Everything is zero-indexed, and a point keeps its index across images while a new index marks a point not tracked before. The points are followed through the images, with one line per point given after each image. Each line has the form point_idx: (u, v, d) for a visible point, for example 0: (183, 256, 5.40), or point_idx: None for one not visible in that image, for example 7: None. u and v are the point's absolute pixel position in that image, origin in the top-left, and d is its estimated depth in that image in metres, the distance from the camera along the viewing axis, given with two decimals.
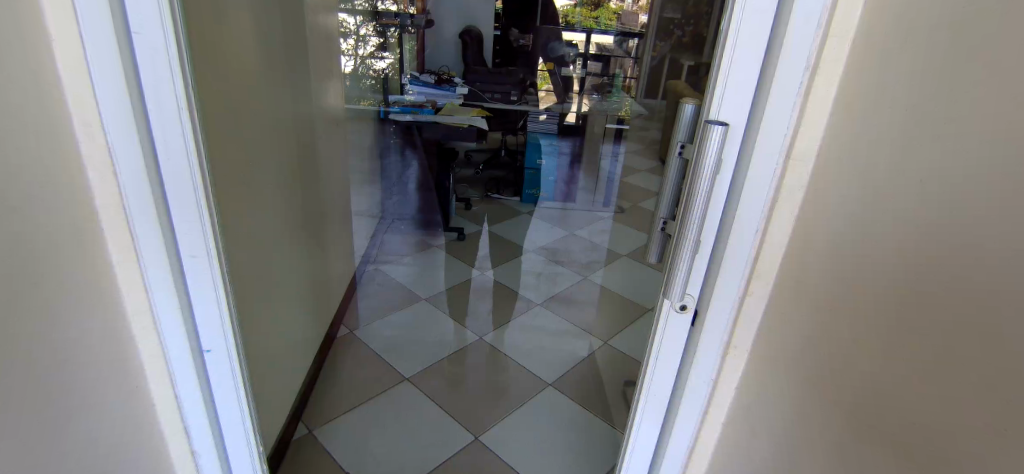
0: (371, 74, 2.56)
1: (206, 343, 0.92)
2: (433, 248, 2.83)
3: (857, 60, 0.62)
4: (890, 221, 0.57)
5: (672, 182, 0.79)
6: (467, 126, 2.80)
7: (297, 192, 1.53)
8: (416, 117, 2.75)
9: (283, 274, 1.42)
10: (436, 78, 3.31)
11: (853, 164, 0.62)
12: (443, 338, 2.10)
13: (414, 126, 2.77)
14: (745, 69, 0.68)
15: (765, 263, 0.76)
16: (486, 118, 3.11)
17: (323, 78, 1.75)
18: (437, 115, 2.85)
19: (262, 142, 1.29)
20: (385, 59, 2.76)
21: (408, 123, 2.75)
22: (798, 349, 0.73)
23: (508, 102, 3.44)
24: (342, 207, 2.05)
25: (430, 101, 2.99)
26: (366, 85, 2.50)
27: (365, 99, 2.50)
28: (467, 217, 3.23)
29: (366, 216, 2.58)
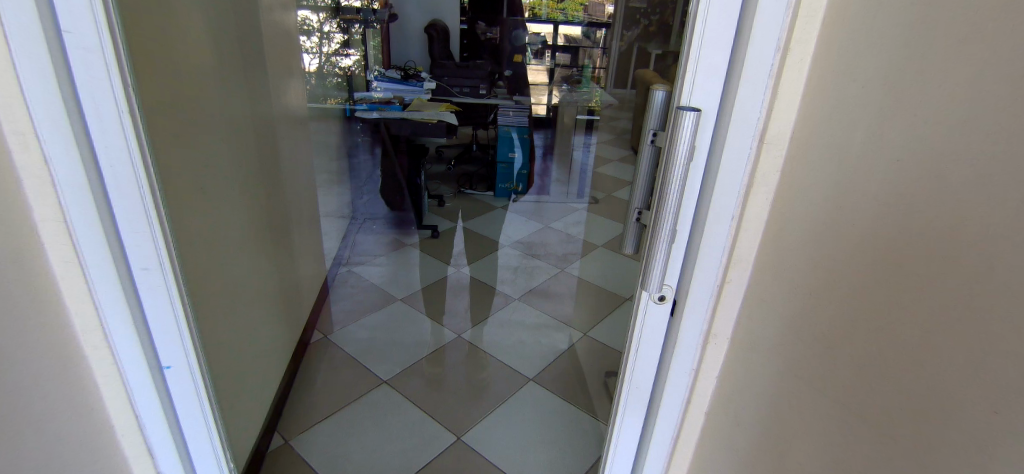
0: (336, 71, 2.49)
1: (166, 359, 0.85)
2: (408, 247, 2.78)
3: (825, 41, 0.62)
4: (867, 204, 0.57)
5: (645, 171, 0.78)
6: (436, 122, 2.74)
7: (261, 195, 1.47)
8: (383, 114, 2.69)
9: (247, 283, 1.37)
10: (403, 73, 3.24)
11: (827, 147, 0.62)
12: (421, 338, 2.06)
13: (382, 123, 2.68)
14: (716, 53, 0.67)
15: (742, 249, 0.76)
16: (455, 113, 3.05)
17: (283, 76, 1.68)
18: (405, 111, 2.78)
19: (218, 148, 1.23)
20: (350, 56, 2.69)
21: (375, 120, 2.68)
22: (780, 335, 0.72)
23: (478, 96, 3.36)
24: (310, 209, 1.99)
25: (398, 97, 2.92)
26: (331, 83, 2.44)
27: (329, 98, 2.43)
28: (440, 213, 3.19)
29: (336, 217, 2.52)
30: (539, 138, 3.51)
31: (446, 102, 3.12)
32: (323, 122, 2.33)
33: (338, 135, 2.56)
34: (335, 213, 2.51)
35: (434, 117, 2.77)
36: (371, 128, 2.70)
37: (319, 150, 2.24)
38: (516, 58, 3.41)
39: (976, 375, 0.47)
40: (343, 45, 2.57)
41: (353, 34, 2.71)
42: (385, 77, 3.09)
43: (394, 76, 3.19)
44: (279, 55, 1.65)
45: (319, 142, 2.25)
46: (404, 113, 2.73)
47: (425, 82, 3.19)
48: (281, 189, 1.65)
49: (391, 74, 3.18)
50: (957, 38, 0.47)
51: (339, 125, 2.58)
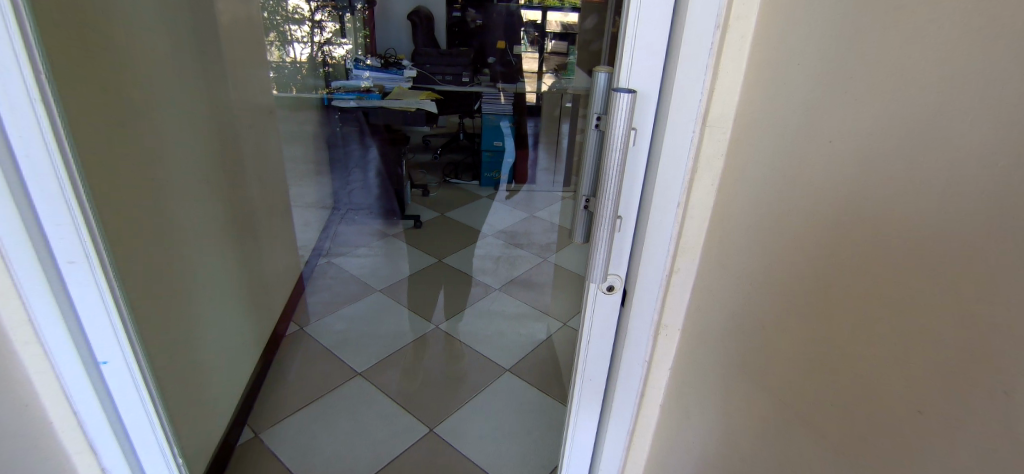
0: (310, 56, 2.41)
1: (101, 355, 0.83)
2: (391, 237, 2.74)
3: (763, 18, 0.59)
4: (803, 186, 0.55)
5: (590, 157, 0.75)
6: (416, 111, 2.59)
7: (223, 184, 1.45)
8: (360, 102, 2.56)
9: (207, 276, 1.34)
10: (383, 61, 3.18)
11: (770, 126, 0.59)
12: (397, 330, 2.04)
13: (360, 112, 2.58)
14: (655, 31, 0.64)
15: (688, 237, 0.73)
16: (436, 101, 2.94)
17: (241, 60, 1.62)
18: (384, 100, 2.67)
19: (171, 137, 1.18)
20: (327, 41, 2.58)
21: (352, 110, 2.56)
22: (726, 325, 0.70)
23: (461, 84, 3.33)
24: (279, 199, 1.95)
25: (378, 85, 2.85)
26: (306, 70, 2.36)
27: (305, 86, 2.36)
28: (423, 203, 3.15)
29: (316, 209, 2.49)
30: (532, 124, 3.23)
31: (427, 90, 3.06)
32: (298, 110, 2.27)
33: (315, 124, 2.50)
34: (314, 205, 2.47)
35: (414, 106, 2.63)
36: (352, 118, 2.61)
37: (293, 139, 2.19)
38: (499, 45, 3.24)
39: (919, 361, 0.45)
40: (318, 31, 2.50)
41: (331, 19, 2.63)
42: (365, 65, 3.00)
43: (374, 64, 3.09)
44: (238, 40, 1.60)
45: (293, 131, 2.20)
46: (384, 102, 2.61)
47: (405, 70, 3.11)
48: (243, 178, 1.61)
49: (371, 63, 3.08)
50: (886, 7, 0.45)
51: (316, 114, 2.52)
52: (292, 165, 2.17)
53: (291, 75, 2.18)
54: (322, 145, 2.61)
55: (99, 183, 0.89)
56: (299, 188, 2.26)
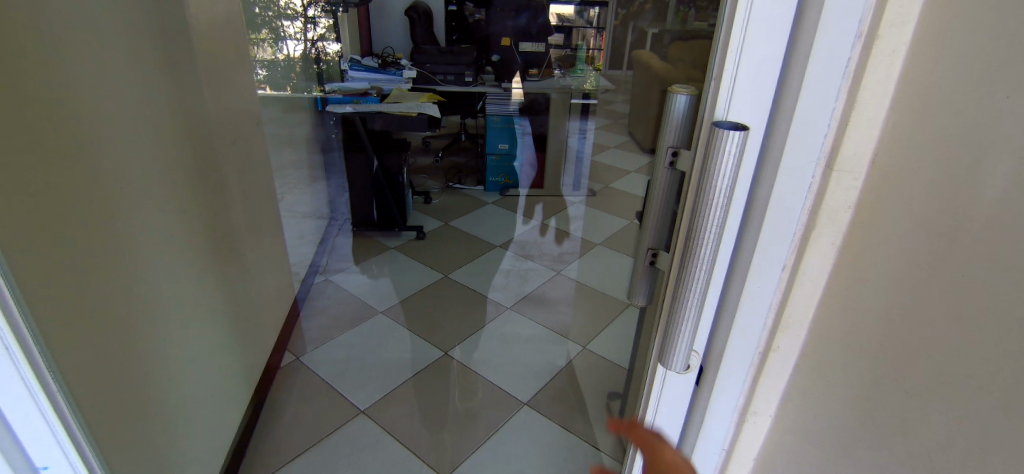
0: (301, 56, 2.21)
1: (40, 460, 0.65)
2: (390, 249, 2.56)
3: (932, 31, 0.42)
4: (1019, 284, 0.35)
5: (660, 202, 0.58)
6: (417, 115, 2.36)
7: (201, 210, 1.28)
8: (356, 107, 2.35)
9: (184, 318, 1.16)
10: (381, 61, 2.96)
11: (935, 180, 0.41)
12: (402, 358, 1.86)
13: (357, 117, 2.37)
14: (768, 45, 0.47)
15: (793, 309, 0.56)
16: (438, 103, 2.74)
17: (218, 63, 1.42)
18: (383, 103, 2.44)
19: (134, 162, 1.00)
20: (318, 40, 2.40)
21: (348, 115, 2.36)
22: (844, 436, 0.53)
23: (462, 84, 2.96)
24: (268, 218, 1.77)
25: (375, 87, 2.65)
26: (296, 72, 2.16)
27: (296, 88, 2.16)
28: (426, 212, 2.96)
29: (310, 222, 2.30)
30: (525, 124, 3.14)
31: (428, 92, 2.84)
32: (289, 115, 2.08)
33: (307, 130, 2.31)
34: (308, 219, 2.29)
35: (415, 110, 2.40)
36: (346, 121, 2.42)
37: (283, 148, 2.00)
38: (504, 42, 2.89)
39: None
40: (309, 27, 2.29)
41: (322, 15, 2.42)
42: (362, 65, 2.78)
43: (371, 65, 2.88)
44: (216, 45, 1.42)
45: (284, 138, 2.01)
46: (382, 106, 2.37)
47: (404, 70, 2.88)
48: (223, 199, 1.42)
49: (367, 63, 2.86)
50: None
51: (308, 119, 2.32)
52: (283, 178, 1.98)
53: (281, 77, 1.98)
54: (316, 152, 2.41)
55: (19, 229, 0.71)
56: (292, 201, 2.08)
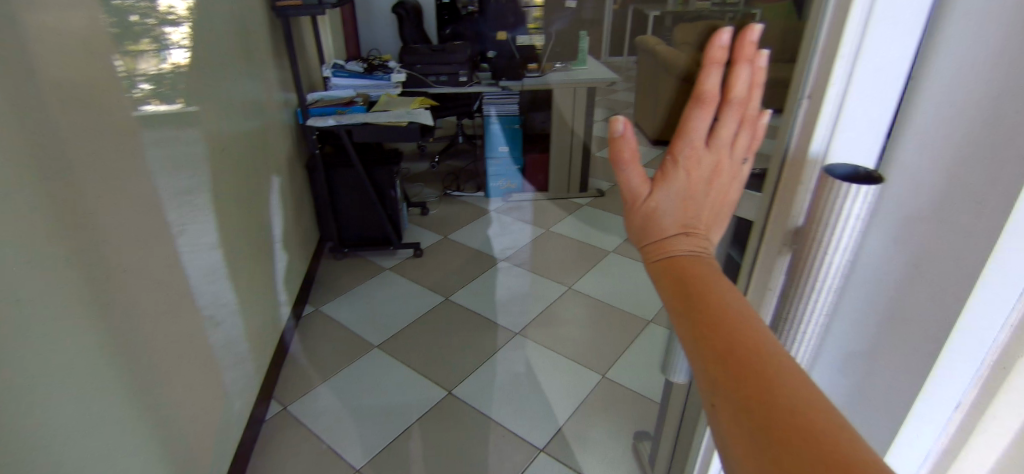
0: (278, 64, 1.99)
1: None
2: (386, 271, 2.37)
3: None
4: None
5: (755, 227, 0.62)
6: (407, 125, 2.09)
7: (160, 261, 1.08)
8: (339, 120, 2.06)
9: (133, 394, 0.97)
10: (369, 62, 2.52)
11: None
12: (403, 400, 1.67)
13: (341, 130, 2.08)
14: (878, 89, 0.47)
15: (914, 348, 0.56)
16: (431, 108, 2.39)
17: (174, 82, 1.22)
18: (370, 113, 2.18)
19: (56, 218, 0.81)
20: (297, 45, 2.18)
21: (331, 128, 2.06)
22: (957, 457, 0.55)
23: (457, 85, 2.72)
24: (248, 252, 1.58)
25: (361, 94, 2.34)
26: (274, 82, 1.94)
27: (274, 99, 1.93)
28: (423, 225, 2.76)
29: (298, 247, 2.10)
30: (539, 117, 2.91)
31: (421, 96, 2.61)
32: (271, 131, 1.87)
33: (290, 147, 2.10)
34: (296, 243, 2.09)
35: (404, 117, 2.11)
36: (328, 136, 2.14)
37: (265, 169, 1.80)
38: (499, 36, 2.62)
39: None
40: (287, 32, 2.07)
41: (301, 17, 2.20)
42: (346, 70, 2.43)
43: (356, 69, 2.46)
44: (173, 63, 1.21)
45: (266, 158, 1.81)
46: (368, 115, 2.12)
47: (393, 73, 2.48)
48: (189, 241, 1.22)
49: (352, 67, 2.45)
50: None
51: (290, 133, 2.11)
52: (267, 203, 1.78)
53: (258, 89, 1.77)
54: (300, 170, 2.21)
55: None
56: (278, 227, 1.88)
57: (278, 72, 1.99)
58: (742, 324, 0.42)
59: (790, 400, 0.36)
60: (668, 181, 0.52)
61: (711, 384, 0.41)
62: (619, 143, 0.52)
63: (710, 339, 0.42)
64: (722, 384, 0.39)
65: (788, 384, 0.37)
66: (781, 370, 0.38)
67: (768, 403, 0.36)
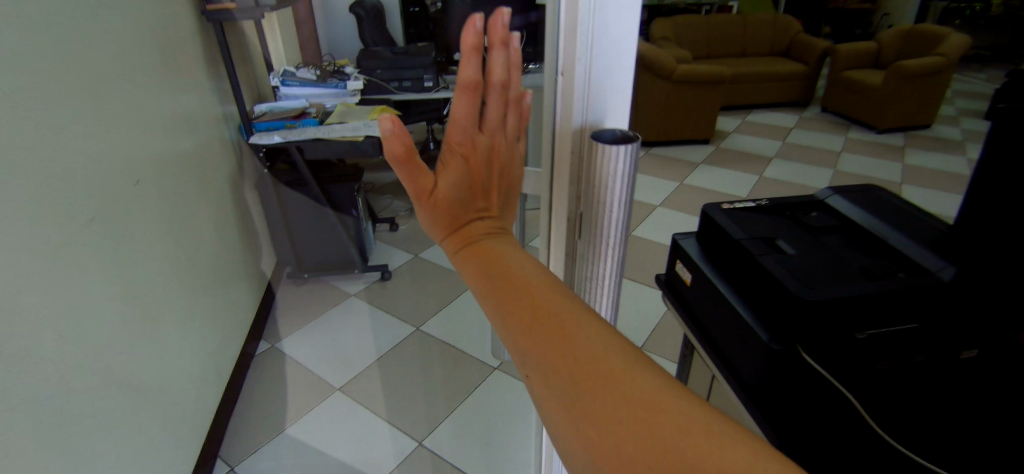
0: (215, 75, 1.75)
1: None
2: (351, 297, 2.16)
3: None
4: None
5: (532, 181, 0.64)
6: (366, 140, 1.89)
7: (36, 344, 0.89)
8: (289, 136, 1.84)
9: None
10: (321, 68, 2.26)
11: None
12: (366, 458, 1.49)
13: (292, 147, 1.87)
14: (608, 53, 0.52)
15: None
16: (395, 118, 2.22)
17: (51, 107, 0.99)
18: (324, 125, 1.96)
19: None
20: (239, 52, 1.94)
21: (280, 145, 1.84)
22: None
23: (423, 90, 2.44)
24: (177, 300, 1.37)
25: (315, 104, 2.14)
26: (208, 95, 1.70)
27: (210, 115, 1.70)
28: (392, 242, 2.55)
29: (248, 279, 1.87)
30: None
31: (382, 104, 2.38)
32: (207, 151, 1.64)
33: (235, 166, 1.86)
34: (246, 274, 1.86)
35: (359, 128, 1.84)
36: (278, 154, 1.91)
37: (201, 196, 1.57)
38: None
39: None
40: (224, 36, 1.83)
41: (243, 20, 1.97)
42: (297, 78, 2.17)
43: (307, 77, 2.19)
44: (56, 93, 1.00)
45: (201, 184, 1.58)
46: (320, 129, 1.86)
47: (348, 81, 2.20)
48: (73, 300, 1.01)
49: (302, 75, 2.18)
50: None
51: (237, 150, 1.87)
52: (203, 235, 1.55)
53: (185, 105, 1.54)
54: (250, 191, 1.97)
55: None
56: (220, 261, 1.65)
57: (215, 83, 1.75)
58: (548, 291, 0.39)
59: (602, 355, 0.34)
60: (449, 170, 0.46)
61: (530, 365, 0.37)
62: (388, 143, 0.43)
63: (519, 317, 0.38)
64: (541, 361, 0.35)
65: (589, 341, 0.35)
66: (579, 327, 0.36)
67: (554, 360, 0.35)
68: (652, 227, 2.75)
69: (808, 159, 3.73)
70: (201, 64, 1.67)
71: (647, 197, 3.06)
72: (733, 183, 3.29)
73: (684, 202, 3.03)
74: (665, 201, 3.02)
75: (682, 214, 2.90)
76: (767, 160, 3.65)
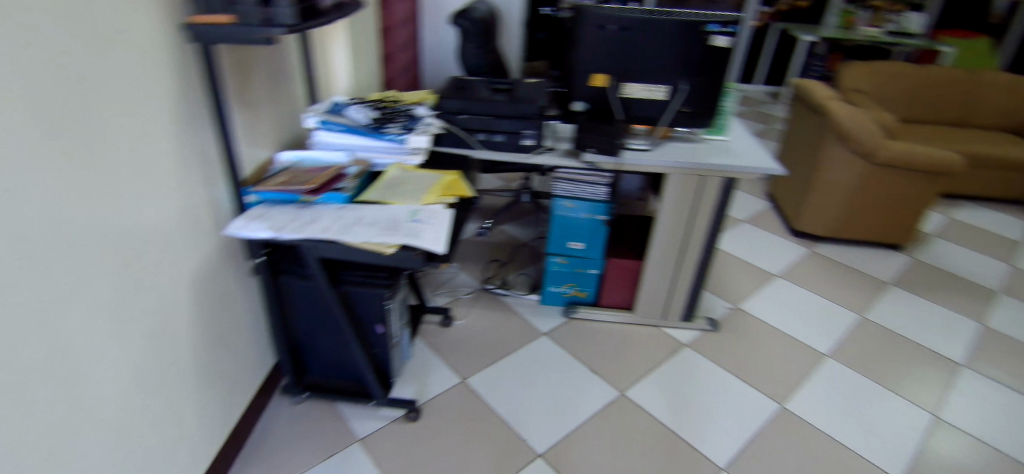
0: (180, 120, 1.17)
1: None
2: (351, 442, 1.51)
3: None
4: None
5: None
6: (400, 247, 1.23)
7: None
8: (291, 231, 1.23)
9: None
10: (378, 110, 1.65)
11: None
12: None
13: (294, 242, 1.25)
14: None
15: None
16: (464, 199, 1.51)
17: None
18: (351, 211, 1.33)
19: None
20: (241, 84, 1.35)
21: (274, 239, 1.23)
22: None
23: (518, 152, 1.73)
24: None
25: (358, 164, 1.52)
26: (166, 149, 1.13)
27: (162, 184, 1.13)
28: (435, 346, 1.87)
29: (191, 408, 1.27)
30: (630, 180, 2.36)
31: (450, 168, 1.69)
32: (134, 238, 1.06)
33: (202, 245, 1.29)
34: (187, 401, 1.26)
35: (399, 229, 1.27)
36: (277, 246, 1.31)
37: (99, 312, 0.97)
38: (595, 80, 1.74)
39: None
40: (223, 59, 1.26)
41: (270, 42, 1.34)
42: (341, 121, 1.57)
43: (358, 119, 1.61)
44: None
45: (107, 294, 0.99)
46: (344, 216, 1.31)
47: (411, 133, 1.58)
48: None
49: (351, 117, 1.61)
50: None
51: (209, 224, 1.31)
52: (88, 377, 0.96)
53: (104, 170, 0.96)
54: (224, 276, 1.39)
55: None
56: (127, 402, 1.07)
57: (185, 129, 1.19)
58: None
59: None
60: None
61: None
62: None
63: None
64: None
65: None
66: None
67: None
68: (812, 399, 1.77)
69: None
70: (158, 100, 1.10)
71: (809, 337, 2.06)
72: (944, 332, 2.15)
73: (870, 354, 2.00)
74: (837, 350, 2.00)
75: (862, 380, 1.87)
76: (993, 297, 2.41)
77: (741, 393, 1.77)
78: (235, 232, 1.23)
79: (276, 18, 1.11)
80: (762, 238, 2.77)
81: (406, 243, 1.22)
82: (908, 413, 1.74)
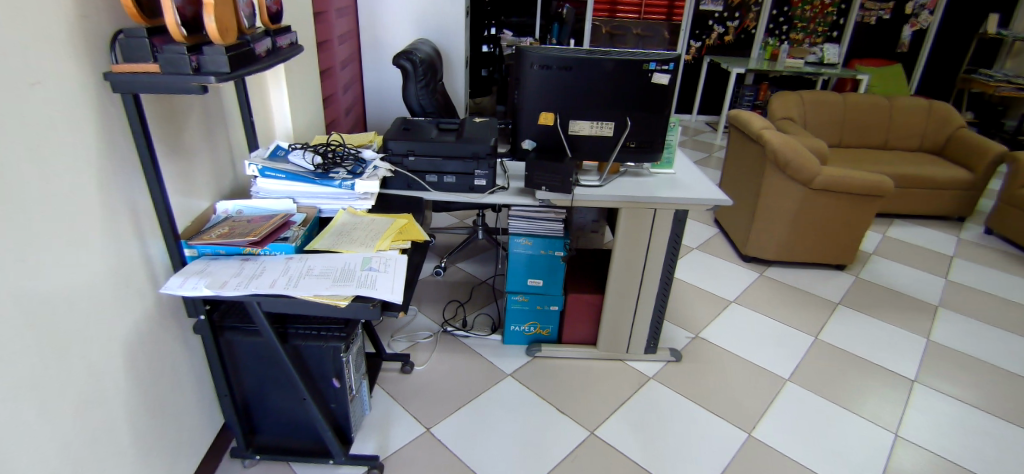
0: (107, 172, 1.09)
1: None
2: None
3: None
4: None
5: None
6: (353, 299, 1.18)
7: None
8: (233, 287, 1.15)
9: None
10: (324, 154, 1.60)
11: None
12: None
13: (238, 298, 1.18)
14: None
15: None
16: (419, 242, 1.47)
17: None
18: (301, 260, 1.27)
19: None
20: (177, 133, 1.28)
21: (214, 296, 1.15)
22: None
23: (472, 191, 1.72)
24: None
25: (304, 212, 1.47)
26: (92, 205, 1.05)
27: (88, 245, 1.04)
28: (395, 395, 1.78)
29: None
30: (584, 212, 2.33)
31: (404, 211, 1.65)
32: (58, 304, 0.95)
33: (136, 307, 1.18)
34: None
35: (352, 279, 1.20)
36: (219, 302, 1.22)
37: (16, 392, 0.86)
38: (543, 119, 1.76)
39: None
40: (154, 107, 1.19)
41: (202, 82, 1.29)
42: (287, 167, 1.51)
43: (303, 165, 1.53)
44: None
45: (27, 370, 0.89)
46: (293, 267, 1.24)
47: (361, 178, 1.54)
48: None
49: (296, 163, 1.54)
50: None
51: (143, 282, 1.21)
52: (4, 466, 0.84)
53: (18, 230, 0.87)
54: (163, 337, 1.28)
55: None
56: None
57: (113, 182, 1.11)
58: None
59: None
60: None
61: None
62: None
63: None
64: None
65: None
66: None
67: None
68: (776, 424, 1.79)
69: (999, 315, 2.57)
70: (83, 153, 1.02)
71: (768, 361, 2.10)
72: (891, 347, 2.25)
73: (824, 373, 2.06)
74: (796, 373, 2.05)
75: (822, 401, 1.92)
76: (931, 310, 2.56)
77: (708, 421, 1.78)
78: (172, 290, 1.13)
79: (205, 66, 1.08)
80: (716, 264, 2.85)
81: (359, 294, 1.16)
82: (866, 431, 1.79)
